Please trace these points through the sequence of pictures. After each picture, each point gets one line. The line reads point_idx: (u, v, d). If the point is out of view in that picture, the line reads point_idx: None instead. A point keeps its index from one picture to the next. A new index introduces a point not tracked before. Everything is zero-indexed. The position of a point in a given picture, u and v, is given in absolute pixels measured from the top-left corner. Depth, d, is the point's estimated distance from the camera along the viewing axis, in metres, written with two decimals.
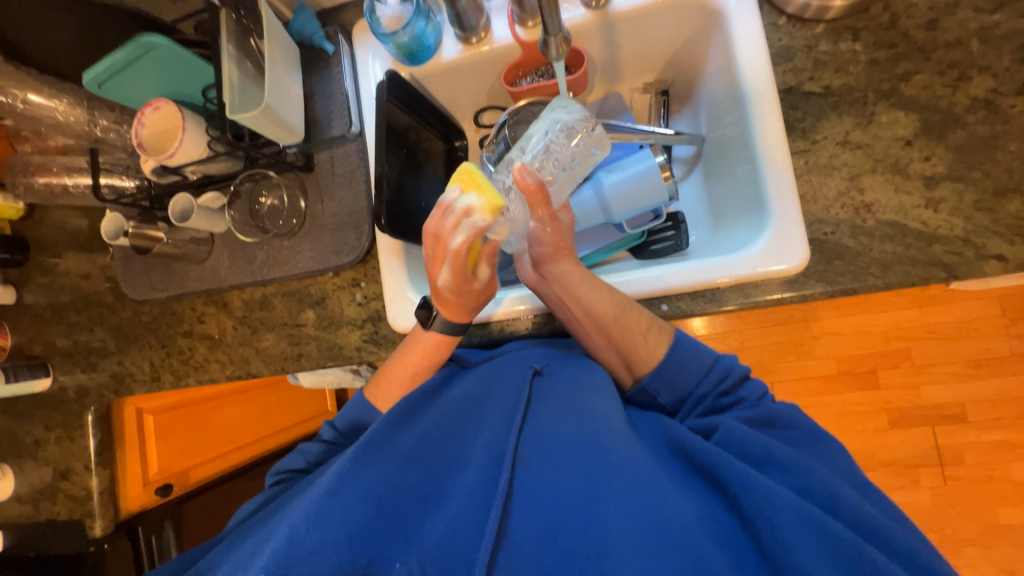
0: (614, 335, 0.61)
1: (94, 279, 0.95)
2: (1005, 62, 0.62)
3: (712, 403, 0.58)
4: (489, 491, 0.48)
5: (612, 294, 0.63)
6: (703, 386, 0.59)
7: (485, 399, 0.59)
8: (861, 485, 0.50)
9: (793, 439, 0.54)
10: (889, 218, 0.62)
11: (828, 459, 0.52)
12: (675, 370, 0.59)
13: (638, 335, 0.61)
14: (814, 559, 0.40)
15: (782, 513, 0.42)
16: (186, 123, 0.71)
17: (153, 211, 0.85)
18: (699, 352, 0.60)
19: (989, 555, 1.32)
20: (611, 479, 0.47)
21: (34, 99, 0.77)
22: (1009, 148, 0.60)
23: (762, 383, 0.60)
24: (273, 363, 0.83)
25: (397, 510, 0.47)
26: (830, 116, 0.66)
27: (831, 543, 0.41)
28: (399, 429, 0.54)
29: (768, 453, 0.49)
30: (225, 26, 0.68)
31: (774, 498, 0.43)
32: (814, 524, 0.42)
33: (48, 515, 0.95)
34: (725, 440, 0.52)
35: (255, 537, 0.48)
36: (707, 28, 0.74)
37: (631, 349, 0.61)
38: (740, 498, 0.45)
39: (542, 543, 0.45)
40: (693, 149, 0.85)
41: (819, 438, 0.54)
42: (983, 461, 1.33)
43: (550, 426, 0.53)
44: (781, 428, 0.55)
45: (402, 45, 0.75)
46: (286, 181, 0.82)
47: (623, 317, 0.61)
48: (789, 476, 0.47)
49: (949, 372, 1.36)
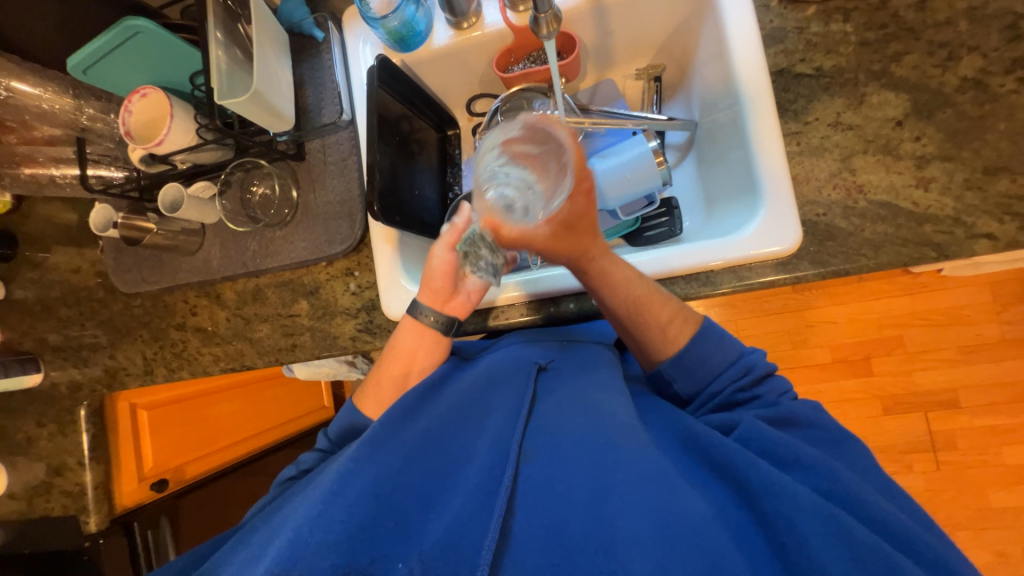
0: (632, 328, 0.62)
1: (84, 272, 0.94)
2: (994, 42, 0.62)
3: (731, 395, 0.58)
4: (492, 489, 0.47)
5: (640, 287, 0.62)
6: (719, 382, 0.60)
7: (489, 395, 0.58)
8: (883, 486, 0.49)
9: (809, 439, 0.54)
10: (881, 199, 0.62)
11: (851, 461, 0.51)
12: (696, 363, 0.60)
13: (658, 329, 0.61)
14: (833, 556, 0.40)
15: (804, 516, 0.42)
16: (173, 110, 0.71)
17: (142, 202, 0.84)
18: (725, 347, 0.60)
19: (982, 538, 1.34)
20: (619, 474, 0.47)
21: (22, 88, 0.73)
22: (998, 128, 0.60)
23: (786, 380, 0.60)
24: (266, 354, 0.83)
25: (400, 509, 0.46)
26: (821, 98, 0.66)
27: (855, 546, 0.41)
28: (404, 425, 0.53)
29: (791, 453, 0.49)
30: (212, 11, 0.67)
31: (798, 500, 0.43)
32: (836, 525, 0.42)
33: (43, 511, 0.95)
34: (745, 438, 0.52)
35: (260, 537, 0.47)
36: (699, 12, 0.74)
37: (648, 340, 0.63)
38: (759, 498, 0.45)
39: (547, 539, 0.44)
40: (686, 135, 0.85)
41: (836, 434, 0.54)
42: (975, 446, 1.35)
43: (556, 422, 0.53)
44: (801, 428, 0.54)
45: (392, 30, 0.74)
46: (277, 170, 0.81)
47: (643, 312, 0.61)
48: (814, 478, 0.47)
49: (942, 358, 1.37)
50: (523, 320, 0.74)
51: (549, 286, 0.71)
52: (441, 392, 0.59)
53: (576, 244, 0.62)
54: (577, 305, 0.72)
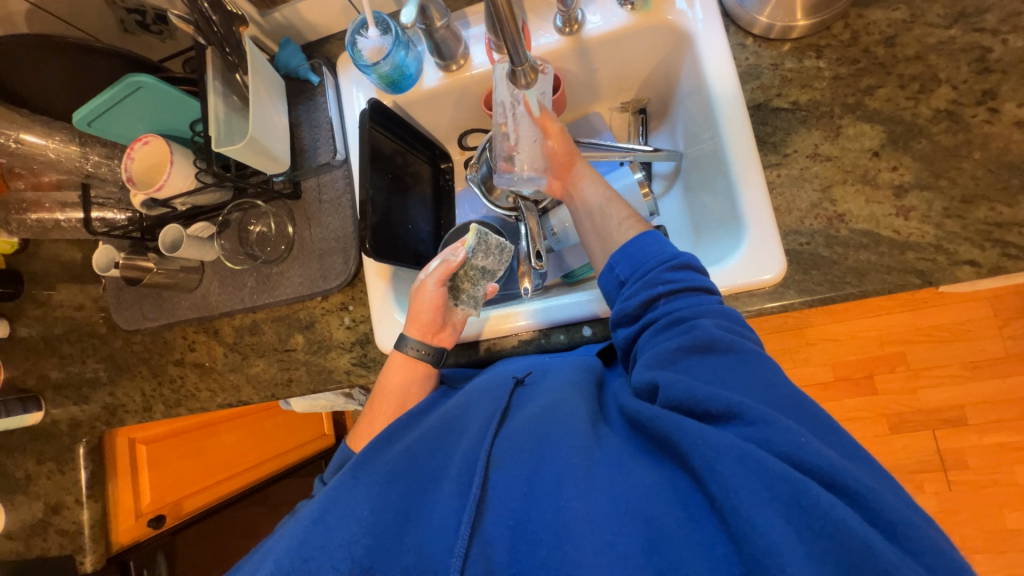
0: (598, 224, 0.68)
1: (88, 310, 0.95)
2: (963, 73, 0.64)
3: (657, 277, 0.55)
4: (464, 492, 0.48)
5: (604, 192, 0.70)
6: (651, 264, 0.57)
7: (464, 412, 0.57)
8: (832, 435, 0.43)
9: (734, 363, 0.47)
10: (862, 227, 0.63)
11: (766, 380, 0.46)
12: (636, 249, 0.59)
13: (616, 221, 0.66)
14: (763, 509, 0.37)
15: (724, 460, 0.39)
16: (173, 156, 0.74)
17: (144, 242, 0.86)
18: (664, 244, 0.59)
19: (998, 561, 1.29)
20: (571, 460, 0.46)
21: (30, 139, 0.78)
22: (973, 156, 0.62)
23: (712, 284, 0.55)
24: (263, 389, 0.84)
25: (382, 526, 0.47)
26: (799, 130, 0.68)
27: (776, 487, 0.37)
28: (384, 448, 0.55)
29: (709, 398, 0.44)
30: (211, 64, 0.71)
31: (719, 447, 0.40)
32: (753, 464, 0.38)
33: (39, 551, 0.94)
34: (672, 399, 0.46)
35: (245, 569, 0.48)
36: (678, 49, 0.77)
37: (608, 235, 0.66)
38: (688, 454, 0.42)
39: (511, 535, 0.44)
40: (672, 165, 0.87)
41: (758, 358, 0.48)
42: (986, 465, 1.32)
43: (519, 424, 0.52)
44: (722, 352, 0.48)
45: (383, 75, 0.77)
46: (274, 210, 0.83)
47: (608, 207, 0.68)
48: (748, 428, 0.41)
49: (947, 375, 1.35)
50: (515, 351, 0.74)
51: (541, 316, 0.72)
52: (424, 418, 0.60)
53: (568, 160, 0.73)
54: (567, 337, 0.72)
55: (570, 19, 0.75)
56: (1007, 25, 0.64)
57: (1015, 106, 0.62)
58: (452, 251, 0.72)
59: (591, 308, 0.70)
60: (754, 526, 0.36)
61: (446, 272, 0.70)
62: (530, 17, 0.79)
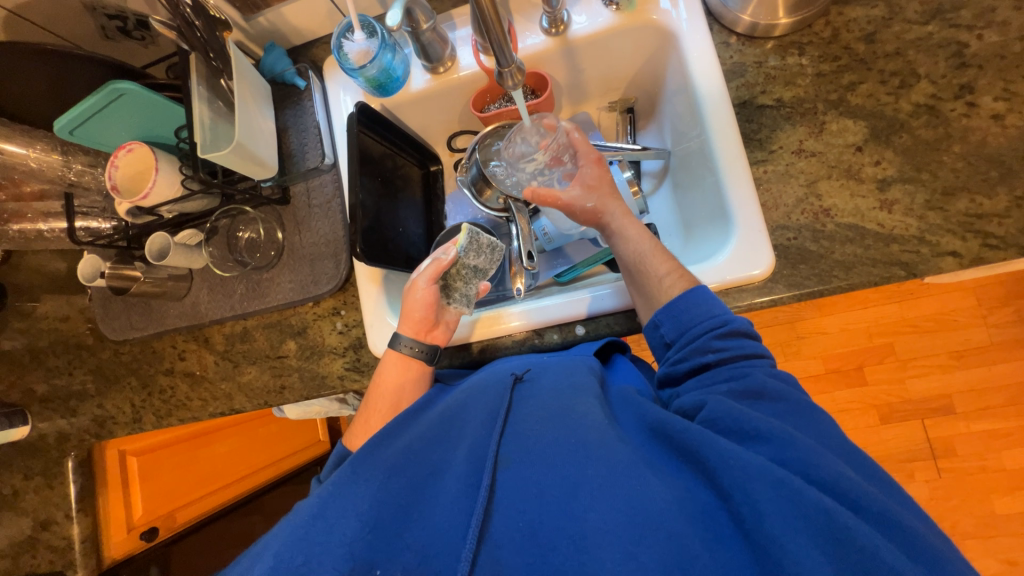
0: (635, 282, 0.65)
1: (74, 320, 0.94)
2: (941, 69, 0.65)
3: (705, 342, 0.55)
4: (471, 496, 0.48)
5: (645, 243, 0.66)
6: (699, 327, 0.56)
7: (465, 407, 0.57)
8: (868, 471, 0.45)
9: (781, 412, 0.49)
10: (848, 221, 0.64)
11: (817, 430, 0.47)
12: (681, 310, 0.58)
13: (655, 279, 0.63)
14: (784, 521, 0.39)
15: (756, 483, 0.41)
16: (158, 163, 0.73)
17: (130, 251, 0.85)
18: (713, 302, 0.58)
19: (989, 545, 1.31)
20: (588, 470, 0.46)
21: (10, 148, 0.77)
22: (953, 150, 0.63)
23: (763, 348, 0.55)
24: (255, 397, 0.83)
25: (385, 523, 0.47)
26: (784, 127, 0.69)
27: (805, 507, 0.39)
28: (388, 441, 0.55)
29: (752, 425, 0.46)
30: (195, 69, 0.70)
31: (750, 468, 0.42)
32: (786, 489, 0.40)
33: (28, 568, 0.92)
34: (710, 418, 0.48)
35: (240, 567, 0.47)
36: (664, 48, 0.78)
37: (648, 292, 0.63)
38: (717, 475, 0.43)
39: (521, 539, 0.44)
40: (661, 163, 0.88)
41: (811, 410, 0.49)
42: (975, 451, 1.34)
43: (532, 427, 0.52)
44: (771, 400, 0.49)
45: (370, 78, 0.76)
46: (263, 216, 0.83)
47: (649, 260, 0.64)
48: (783, 451, 0.43)
49: (935, 364, 1.38)
50: (509, 353, 0.74)
51: (541, 316, 0.72)
52: (423, 415, 0.59)
53: (600, 202, 0.70)
54: (561, 336, 0.72)
55: (556, 19, 0.75)
56: (982, 21, 0.65)
57: (992, 100, 0.63)
58: (442, 250, 0.72)
59: (584, 307, 0.71)
60: (784, 548, 0.38)
61: (437, 270, 0.70)
62: (516, 18, 0.79)
